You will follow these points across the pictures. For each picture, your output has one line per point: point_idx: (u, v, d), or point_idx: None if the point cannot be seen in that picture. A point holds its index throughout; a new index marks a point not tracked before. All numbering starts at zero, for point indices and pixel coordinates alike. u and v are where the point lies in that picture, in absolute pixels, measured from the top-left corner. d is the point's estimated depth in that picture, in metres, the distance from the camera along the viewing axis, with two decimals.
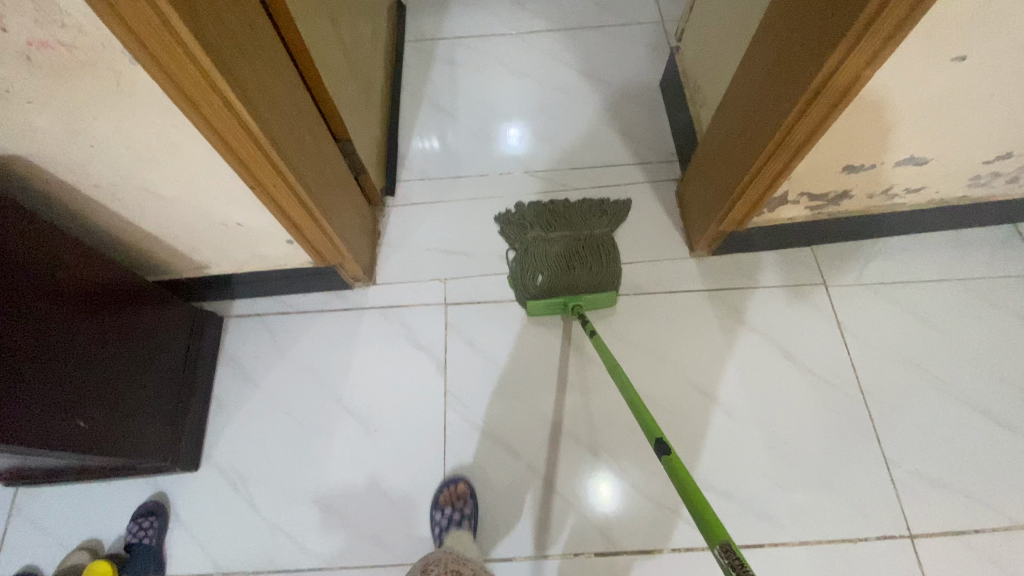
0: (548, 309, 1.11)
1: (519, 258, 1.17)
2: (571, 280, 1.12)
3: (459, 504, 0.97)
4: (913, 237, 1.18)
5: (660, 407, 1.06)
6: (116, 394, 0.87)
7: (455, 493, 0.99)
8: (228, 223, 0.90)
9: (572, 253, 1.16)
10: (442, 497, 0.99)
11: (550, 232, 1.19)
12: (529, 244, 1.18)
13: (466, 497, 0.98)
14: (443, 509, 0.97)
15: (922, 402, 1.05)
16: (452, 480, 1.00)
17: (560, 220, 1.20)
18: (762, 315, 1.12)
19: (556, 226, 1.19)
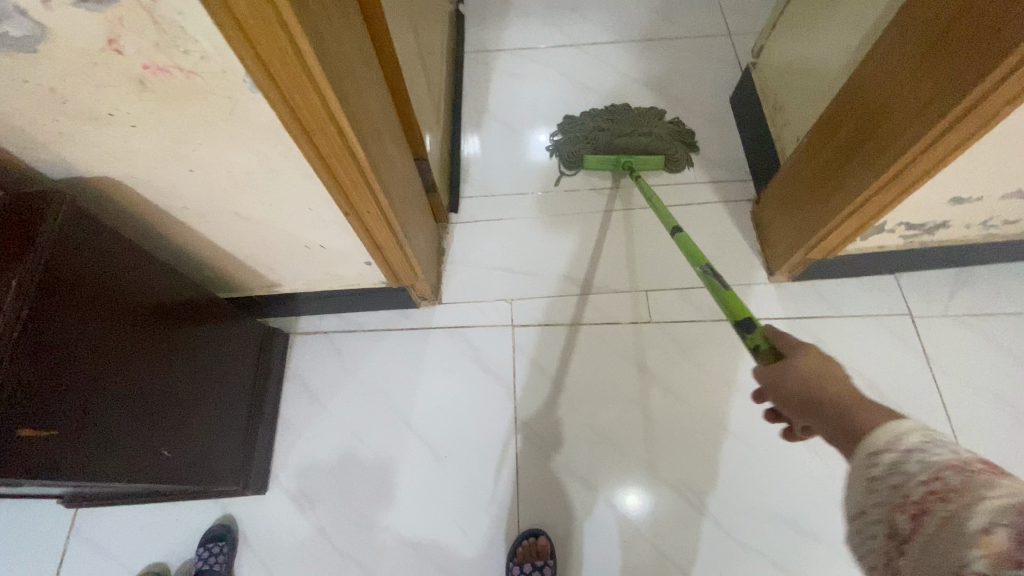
0: (601, 163, 1.22)
1: (574, 135, 1.28)
2: (624, 143, 1.22)
3: (537, 562, 0.92)
4: (1000, 267, 1.13)
5: (741, 439, 1.02)
6: (192, 420, 0.84)
7: (534, 548, 0.94)
8: (309, 245, 0.87)
9: (625, 129, 1.25)
10: (520, 552, 0.94)
11: (608, 116, 1.30)
12: (586, 123, 1.29)
13: (545, 554, 0.93)
14: (521, 564, 0.92)
15: (1017, 443, 1.00)
16: (530, 533, 0.95)
17: (617, 108, 1.31)
18: (843, 344, 1.08)
19: (613, 114, 1.30)
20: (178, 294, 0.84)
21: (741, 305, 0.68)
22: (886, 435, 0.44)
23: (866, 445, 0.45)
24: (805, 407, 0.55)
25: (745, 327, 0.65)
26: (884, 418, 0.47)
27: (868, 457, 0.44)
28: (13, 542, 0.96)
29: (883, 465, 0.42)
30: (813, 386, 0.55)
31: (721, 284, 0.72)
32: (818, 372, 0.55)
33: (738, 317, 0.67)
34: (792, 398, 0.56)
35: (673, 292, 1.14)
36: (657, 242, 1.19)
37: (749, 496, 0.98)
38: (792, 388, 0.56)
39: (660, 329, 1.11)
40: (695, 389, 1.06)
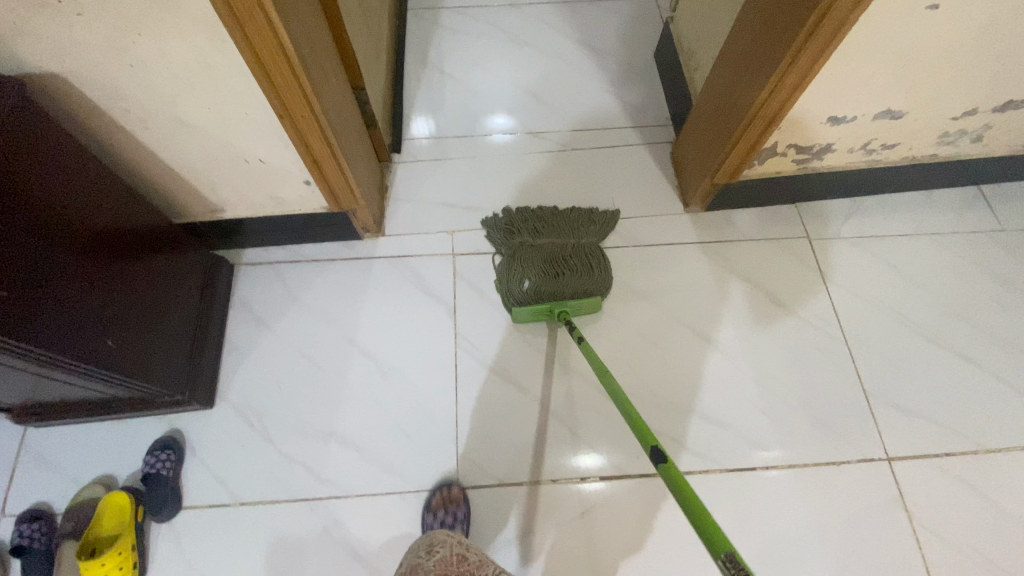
0: (533, 315, 1.11)
1: (502, 276, 1.15)
2: (556, 286, 1.12)
3: (451, 508, 0.95)
4: (886, 196, 1.28)
5: (661, 348, 1.12)
6: (140, 322, 0.88)
7: (447, 498, 0.96)
8: (251, 160, 0.93)
9: (559, 260, 1.15)
10: (434, 501, 0.96)
11: (536, 237, 1.18)
12: (516, 254, 1.17)
13: (458, 501, 0.96)
14: (436, 513, 0.94)
15: (898, 342, 1.14)
16: (444, 486, 0.98)
17: (547, 226, 1.20)
18: (751, 264, 1.20)
19: (545, 233, 1.19)
20: (125, 202, 0.88)
21: None
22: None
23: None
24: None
25: None
26: None
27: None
28: None
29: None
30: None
31: None
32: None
33: None
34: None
35: None
36: (590, 180, 1.29)
37: (667, 396, 1.08)
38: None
39: None
40: (620, 306, 1.16)
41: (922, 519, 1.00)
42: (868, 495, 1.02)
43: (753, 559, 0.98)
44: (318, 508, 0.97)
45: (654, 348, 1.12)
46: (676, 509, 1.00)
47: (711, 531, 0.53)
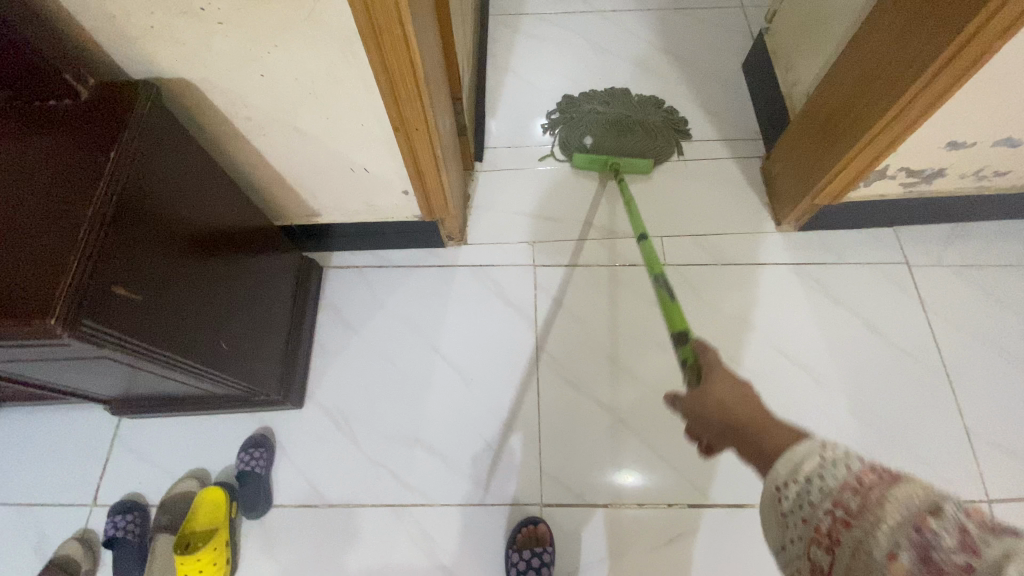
0: (589, 164, 1.24)
1: (568, 139, 1.28)
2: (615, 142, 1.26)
3: (537, 549, 0.92)
4: (990, 224, 1.22)
5: (749, 371, 1.09)
6: (243, 324, 0.90)
7: (534, 534, 0.94)
8: (355, 168, 0.93)
9: (621, 131, 1.28)
10: (520, 538, 0.94)
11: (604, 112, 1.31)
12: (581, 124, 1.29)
13: (545, 541, 0.93)
14: (521, 551, 0.92)
15: (1002, 379, 1.08)
16: (530, 520, 0.96)
17: (619, 105, 1.32)
18: (844, 288, 1.16)
19: (613, 109, 1.32)
20: (233, 206, 0.90)
21: (681, 317, 0.74)
22: (788, 467, 0.47)
23: (772, 483, 0.48)
24: (727, 434, 0.56)
25: (680, 337, 0.72)
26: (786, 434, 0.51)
27: (776, 494, 0.47)
28: (60, 448, 1.03)
29: (791, 499, 0.45)
30: (726, 411, 0.57)
31: (668, 296, 0.78)
32: (740, 399, 0.57)
33: (676, 327, 0.73)
34: (706, 418, 0.59)
35: (685, 239, 1.21)
36: (675, 194, 1.26)
37: None
38: (707, 414, 0.59)
39: (674, 272, 1.18)
40: (706, 325, 1.13)
41: None
42: None
43: None
44: (404, 515, 0.97)
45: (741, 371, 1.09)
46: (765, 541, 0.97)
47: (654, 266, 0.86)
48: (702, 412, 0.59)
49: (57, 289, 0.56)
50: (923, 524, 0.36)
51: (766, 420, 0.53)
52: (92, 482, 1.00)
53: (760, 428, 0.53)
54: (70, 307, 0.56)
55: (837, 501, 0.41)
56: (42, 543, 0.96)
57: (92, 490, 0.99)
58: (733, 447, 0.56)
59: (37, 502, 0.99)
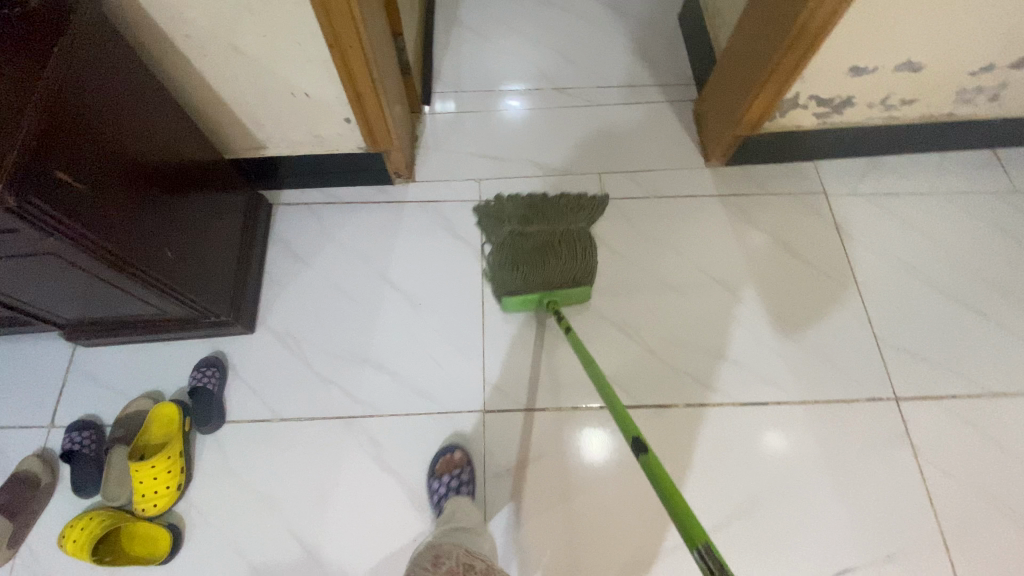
0: (522, 305, 1.10)
1: (496, 248, 1.16)
2: (546, 274, 1.10)
3: (455, 472, 0.96)
4: (902, 157, 1.31)
5: (680, 292, 1.16)
6: (190, 243, 0.95)
7: (451, 463, 0.98)
8: (296, 93, 0.98)
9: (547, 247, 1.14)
10: (438, 467, 0.98)
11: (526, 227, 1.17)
12: (507, 238, 1.17)
13: (462, 464, 0.98)
14: (441, 477, 0.96)
15: (910, 292, 1.17)
16: (447, 450, 0.99)
17: (541, 215, 1.19)
18: (769, 217, 1.24)
19: (535, 221, 1.18)
20: (181, 129, 0.94)
21: None
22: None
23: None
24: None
25: None
26: None
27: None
28: (17, 376, 1.06)
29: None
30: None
31: None
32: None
33: None
34: None
35: (621, 175, 1.28)
36: (614, 134, 1.33)
37: (685, 336, 1.12)
38: None
39: (612, 205, 1.25)
40: (640, 251, 1.20)
41: (926, 454, 1.04)
42: (876, 432, 1.05)
43: (764, 487, 1.01)
44: (354, 426, 1.02)
45: (673, 292, 1.16)
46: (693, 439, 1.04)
47: (690, 525, 0.52)
48: None
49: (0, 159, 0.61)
50: None
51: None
52: (47, 407, 1.03)
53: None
54: (12, 175, 0.61)
55: None
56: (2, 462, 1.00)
57: (49, 413, 1.03)
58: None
59: None
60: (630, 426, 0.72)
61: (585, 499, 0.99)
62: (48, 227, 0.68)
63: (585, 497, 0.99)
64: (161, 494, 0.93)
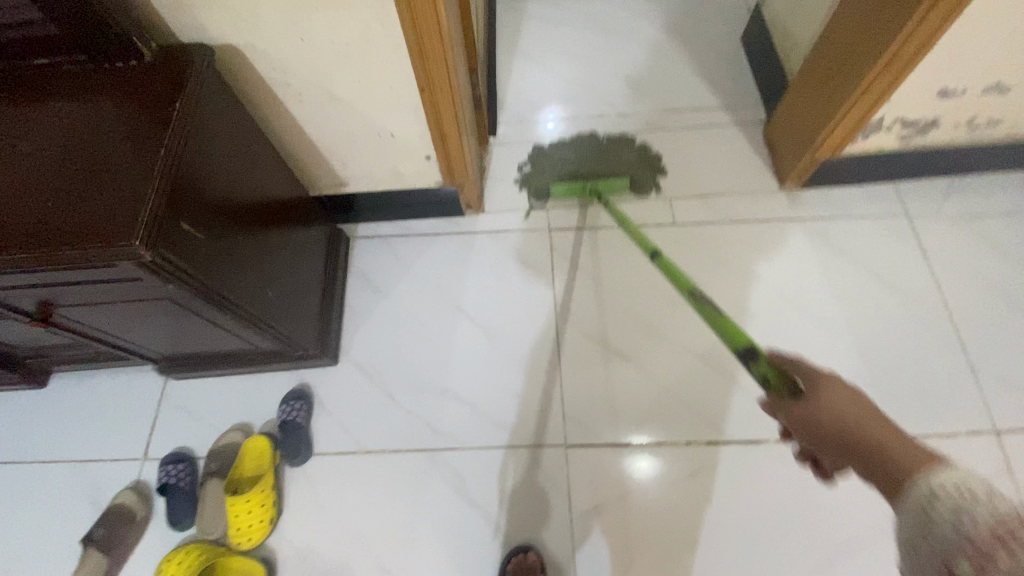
0: (568, 193, 1.22)
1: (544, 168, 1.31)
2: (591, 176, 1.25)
3: None
4: (987, 177, 1.26)
5: (759, 320, 1.14)
6: (281, 281, 0.97)
7: (524, 564, 0.92)
8: (382, 134, 1.00)
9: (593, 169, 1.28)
10: (509, 570, 0.92)
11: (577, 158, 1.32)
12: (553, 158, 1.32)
13: (535, 570, 0.91)
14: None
15: (1005, 319, 1.12)
16: (520, 549, 0.94)
17: (588, 148, 1.34)
18: (847, 240, 1.21)
19: (583, 152, 1.33)
20: (273, 170, 0.97)
21: (740, 331, 0.59)
22: (951, 480, 0.41)
23: (923, 488, 0.42)
24: (842, 446, 0.50)
25: (749, 355, 0.56)
26: (920, 460, 0.45)
27: (924, 498, 0.42)
28: (112, 409, 1.10)
29: (940, 511, 0.40)
30: (843, 418, 0.50)
31: (715, 309, 0.63)
32: (864, 412, 0.50)
33: (740, 344, 0.57)
34: (823, 435, 0.51)
35: (692, 201, 1.27)
36: (682, 159, 1.32)
37: None
38: (825, 430, 0.51)
39: (684, 231, 1.24)
40: (716, 277, 1.18)
41: None
42: (979, 467, 1.00)
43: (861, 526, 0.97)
44: (437, 459, 1.02)
45: (753, 320, 1.14)
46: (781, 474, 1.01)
47: (682, 281, 0.72)
48: (818, 430, 0.51)
49: (137, 216, 0.64)
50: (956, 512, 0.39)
51: (893, 437, 0.48)
52: (141, 439, 1.07)
53: (890, 449, 0.47)
54: (149, 229, 0.64)
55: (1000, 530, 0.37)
56: (98, 494, 1.02)
57: (143, 446, 1.06)
58: (851, 467, 0.50)
59: (92, 458, 1.06)
60: (649, 244, 0.89)
61: (674, 535, 0.96)
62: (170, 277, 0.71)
63: (675, 534, 0.97)
64: (254, 527, 0.94)
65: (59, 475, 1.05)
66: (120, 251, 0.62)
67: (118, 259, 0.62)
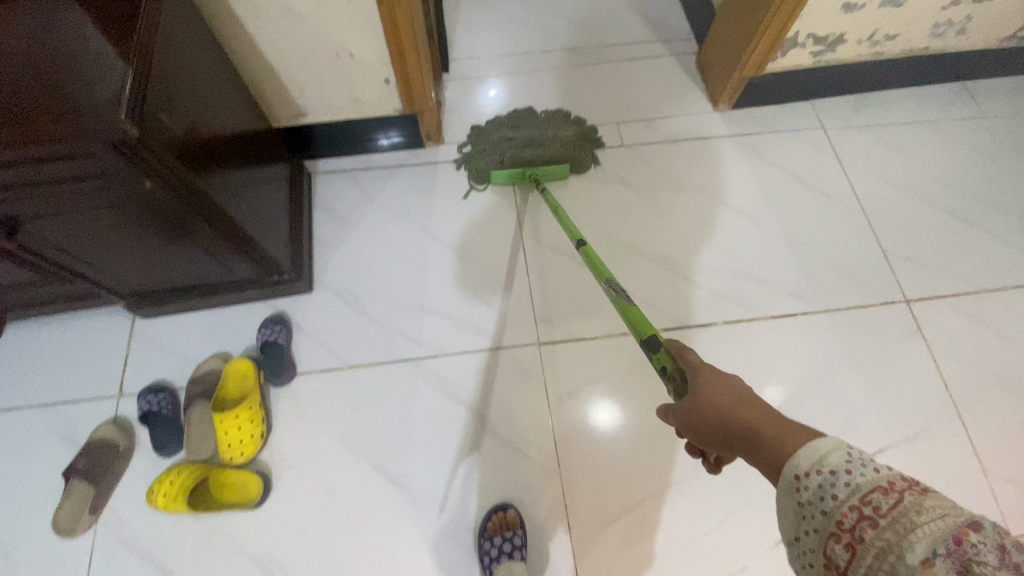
0: (509, 180, 1.23)
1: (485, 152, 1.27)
2: (530, 155, 1.26)
3: (508, 534, 0.93)
4: (887, 92, 1.44)
5: (703, 223, 1.25)
6: (252, 201, 0.99)
7: (504, 521, 0.96)
8: (341, 54, 1.03)
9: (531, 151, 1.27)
10: (490, 527, 0.95)
11: (514, 137, 1.30)
12: (495, 141, 1.29)
13: (515, 526, 0.94)
14: (492, 539, 0.93)
15: (906, 208, 1.29)
16: (500, 507, 0.97)
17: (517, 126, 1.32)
18: (773, 150, 1.34)
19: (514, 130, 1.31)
20: (237, 95, 0.99)
21: (646, 324, 0.70)
22: (810, 460, 0.45)
23: (790, 471, 0.47)
24: (725, 441, 0.54)
25: (650, 345, 0.68)
26: (804, 439, 0.48)
27: (794, 484, 0.46)
28: (76, 353, 1.07)
29: (812, 489, 0.45)
30: (732, 419, 0.53)
31: (625, 304, 0.75)
32: (738, 401, 0.54)
33: (645, 333, 0.69)
34: (711, 431, 0.55)
35: (637, 124, 1.37)
36: (625, 88, 1.41)
37: (715, 263, 1.21)
38: (710, 423, 0.55)
39: (632, 151, 1.33)
40: (664, 189, 1.29)
41: (938, 344, 1.15)
42: (893, 329, 1.16)
43: (800, 386, 1.11)
44: (420, 366, 1.08)
45: (698, 223, 1.25)
46: (729, 350, 1.13)
47: (602, 271, 0.85)
48: (704, 425, 0.56)
49: (114, 97, 0.66)
50: (961, 537, 0.36)
51: (766, 425, 0.51)
52: (113, 377, 1.05)
53: (772, 441, 0.50)
54: (127, 109, 0.66)
55: (864, 508, 0.41)
56: (73, 433, 1.01)
57: (116, 382, 1.05)
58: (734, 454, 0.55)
59: (60, 401, 1.03)
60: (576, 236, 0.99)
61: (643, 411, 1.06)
62: (148, 168, 0.73)
63: (616, 404, 1.07)
64: (246, 442, 0.96)
65: (25, 420, 1.02)
66: (102, 124, 0.65)
67: (100, 132, 0.64)
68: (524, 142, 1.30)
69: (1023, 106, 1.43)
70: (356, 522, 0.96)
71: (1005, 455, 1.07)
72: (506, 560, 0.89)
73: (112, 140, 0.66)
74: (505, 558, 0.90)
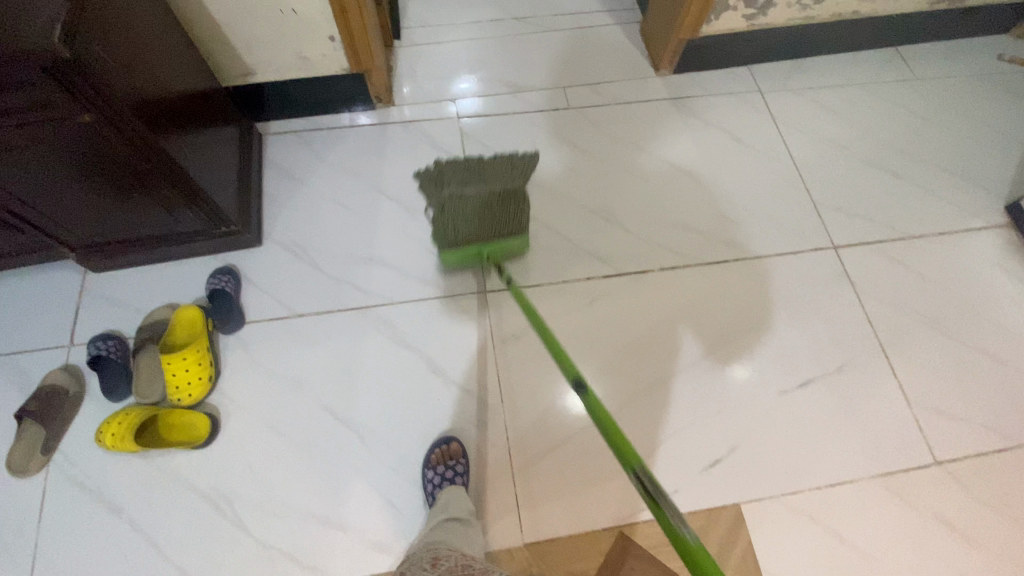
0: (460, 260, 1.06)
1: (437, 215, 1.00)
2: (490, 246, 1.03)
3: (450, 463, 0.97)
4: (821, 58, 1.51)
5: (645, 179, 1.31)
6: (201, 150, 1.01)
7: (446, 454, 0.99)
8: (283, 11, 1.06)
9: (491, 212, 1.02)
10: (433, 458, 0.99)
11: (466, 189, 1.01)
12: (444, 203, 1.00)
13: (458, 456, 0.98)
14: (436, 468, 0.97)
15: (837, 164, 1.36)
16: (442, 441, 1.01)
17: (478, 174, 1.02)
18: (713, 112, 1.40)
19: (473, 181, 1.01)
20: (185, 47, 1.02)
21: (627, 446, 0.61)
22: None
23: None
24: None
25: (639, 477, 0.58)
26: None
27: None
28: (27, 306, 1.09)
29: None
30: None
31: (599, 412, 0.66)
32: None
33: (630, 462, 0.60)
34: None
35: (582, 88, 1.42)
36: (571, 54, 1.46)
37: (654, 216, 1.27)
38: None
39: (577, 112, 1.38)
40: (607, 148, 1.34)
41: (864, 286, 1.22)
42: (822, 274, 1.22)
43: (734, 328, 1.16)
44: (368, 313, 1.11)
45: (640, 179, 1.31)
46: (667, 296, 1.19)
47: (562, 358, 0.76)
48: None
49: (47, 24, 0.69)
50: None
51: None
52: (64, 327, 1.07)
53: None
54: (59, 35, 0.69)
55: None
56: (24, 380, 1.03)
57: (67, 333, 1.07)
58: None
59: (11, 351, 1.05)
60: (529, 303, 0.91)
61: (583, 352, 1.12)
62: (84, 99, 0.76)
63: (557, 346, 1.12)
64: (194, 384, 0.99)
65: None
66: (36, 48, 0.68)
67: (33, 55, 0.68)
68: (480, 205, 1.01)
69: (949, 69, 1.51)
70: (304, 458, 1.00)
71: (925, 387, 1.13)
72: (448, 486, 0.94)
73: (46, 65, 0.69)
74: (448, 484, 0.94)
